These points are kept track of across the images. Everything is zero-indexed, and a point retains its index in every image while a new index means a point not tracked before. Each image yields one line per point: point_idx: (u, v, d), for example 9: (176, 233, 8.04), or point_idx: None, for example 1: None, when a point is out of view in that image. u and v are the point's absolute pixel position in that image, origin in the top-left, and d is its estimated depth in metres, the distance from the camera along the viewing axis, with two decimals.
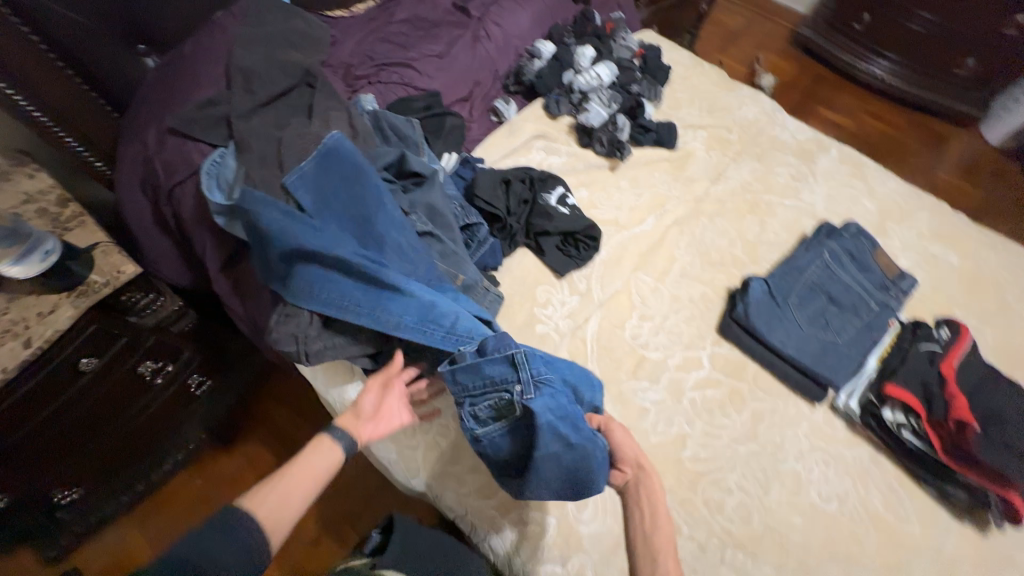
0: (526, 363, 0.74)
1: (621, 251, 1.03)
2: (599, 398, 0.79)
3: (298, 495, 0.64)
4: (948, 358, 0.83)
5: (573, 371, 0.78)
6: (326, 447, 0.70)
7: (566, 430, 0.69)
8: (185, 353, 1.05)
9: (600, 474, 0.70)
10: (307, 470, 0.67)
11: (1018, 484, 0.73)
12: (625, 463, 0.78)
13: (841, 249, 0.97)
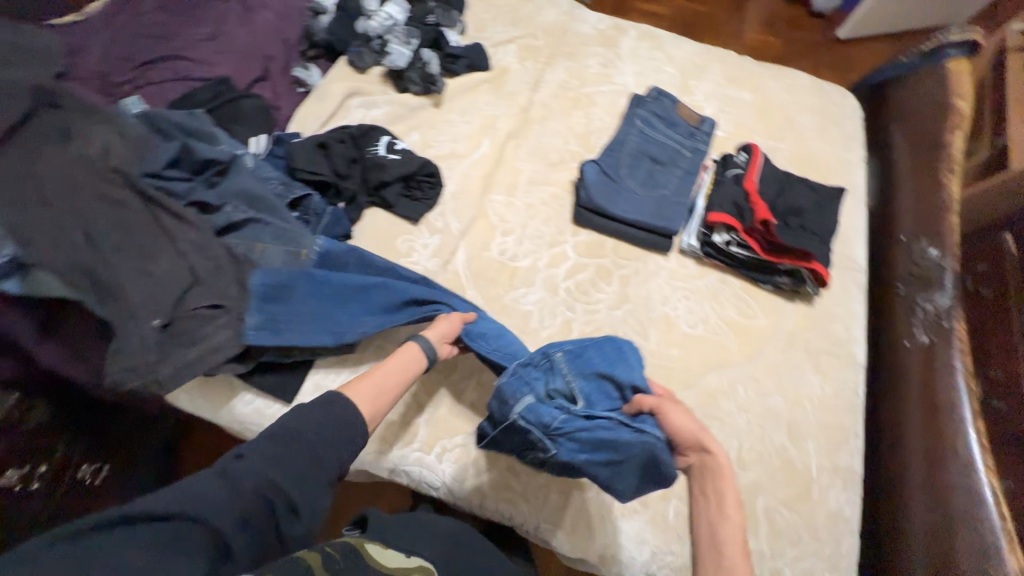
0: (555, 372, 0.77)
1: (468, 179, 1.06)
2: (638, 377, 0.76)
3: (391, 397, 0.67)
4: (747, 175, 0.98)
5: (601, 356, 0.78)
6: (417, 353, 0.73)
7: (616, 425, 0.70)
8: (66, 447, 0.80)
9: (669, 461, 0.66)
10: (400, 369, 0.70)
11: (813, 253, 0.91)
12: (686, 448, 0.69)
13: (650, 114, 1.08)
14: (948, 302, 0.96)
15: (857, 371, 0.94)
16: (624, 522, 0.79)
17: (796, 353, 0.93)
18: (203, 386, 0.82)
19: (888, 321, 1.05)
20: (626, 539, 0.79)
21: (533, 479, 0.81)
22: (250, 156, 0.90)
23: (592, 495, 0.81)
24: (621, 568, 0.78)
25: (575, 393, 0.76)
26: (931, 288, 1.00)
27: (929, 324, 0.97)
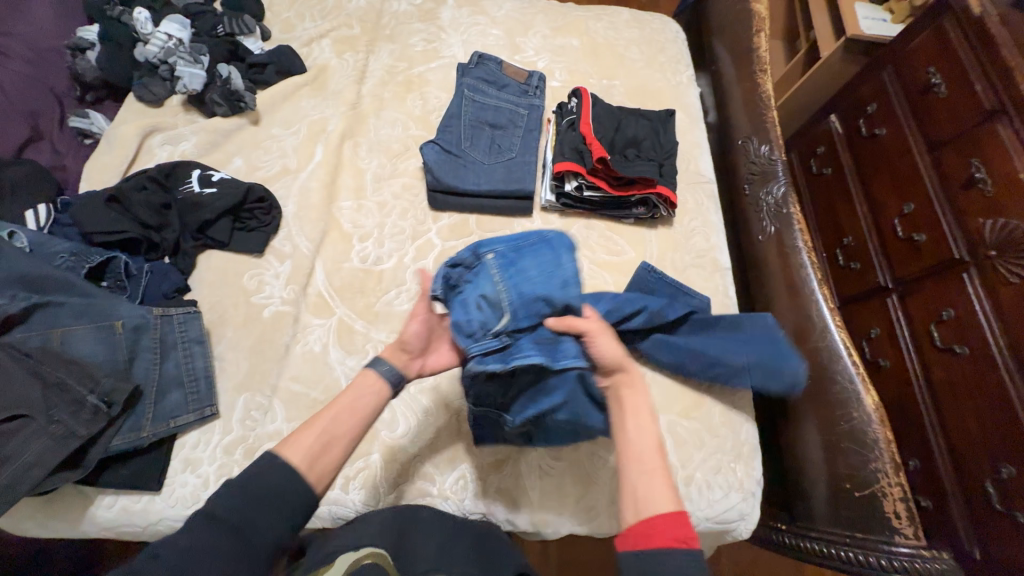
0: (487, 308, 0.66)
1: (309, 193, 0.98)
2: (570, 293, 0.66)
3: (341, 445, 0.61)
4: (580, 118, 0.99)
5: (540, 269, 0.68)
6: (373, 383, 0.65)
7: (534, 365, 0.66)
8: None
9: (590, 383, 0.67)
10: (359, 399, 0.64)
11: (655, 178, 0.95)
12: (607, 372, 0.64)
13: (478, 81, 1.06)
14: (783, 190, 1.04)
15: (723, 275, 1.00)
16: (543, 486, 0.80)
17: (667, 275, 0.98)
18: (48, 505, 0.71)
19: (743, 221, 1.12)
20: (548, 502, 0.79)
21: (446, 475, 0.79)
22: (18, 234, 0.77)
23: (506, 472, 0.80)
24: (557, 520, 0.79)
25: (502, 306, 0.66)
26: (767, 182, 1.07)
27: (773, 213, 1.05)
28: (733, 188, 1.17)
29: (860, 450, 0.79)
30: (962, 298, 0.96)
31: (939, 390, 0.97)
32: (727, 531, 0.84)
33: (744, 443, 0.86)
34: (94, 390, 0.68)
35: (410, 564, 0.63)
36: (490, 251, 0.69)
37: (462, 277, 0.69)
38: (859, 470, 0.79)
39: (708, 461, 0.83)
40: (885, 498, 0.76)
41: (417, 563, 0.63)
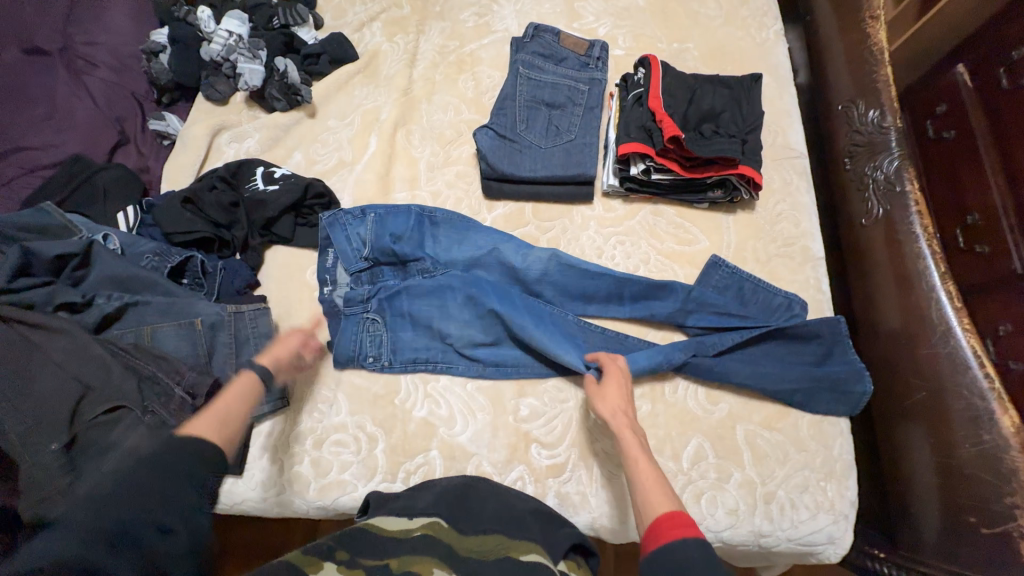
0: (359, 244, 0.89)
1: (365, 186, 0.97)
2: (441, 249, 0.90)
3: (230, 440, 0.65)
4: (649, 92, 0.88)
5: (399, 221, 0.90)
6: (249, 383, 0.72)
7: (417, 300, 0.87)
8: None
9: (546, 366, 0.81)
10: (235, 402, 0.69)
11: (737, 157, 0.83)
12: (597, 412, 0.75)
13: (534, 56, 0.98)
14: (896, 164, 0.88)
15: (816, 266, 0.87)
16: (606, 492, 0.76)
17: (747, 267, 0.87)
18: None
19: (841, 202, 0.97)
20: (611, 509, 0.76)
21: (506, 476, 0.77)
22: (112, 237, 0.85)
23: (567, 477, 0.77)
24: (615, 530, 0.75)
25: (368, 242, 0.89)
26: (876, 154, 0.91)
27: (882, 192, 0.88)
28: (830, 161, 1.01)
29: (991, 479, 0.67)
30: None
31: None
32: (812, 553, 0.76)
33: (838, 458, 0.76)
34: (180, 384, 0.75)
35: (470, 528, 0.62)
36: (372, 211, 0.91)
37: (347, 224, 0.89)
38: (987, 502, 0.67)
39: (793, 478, 0.75)
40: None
41: (474, 527, 0.62)
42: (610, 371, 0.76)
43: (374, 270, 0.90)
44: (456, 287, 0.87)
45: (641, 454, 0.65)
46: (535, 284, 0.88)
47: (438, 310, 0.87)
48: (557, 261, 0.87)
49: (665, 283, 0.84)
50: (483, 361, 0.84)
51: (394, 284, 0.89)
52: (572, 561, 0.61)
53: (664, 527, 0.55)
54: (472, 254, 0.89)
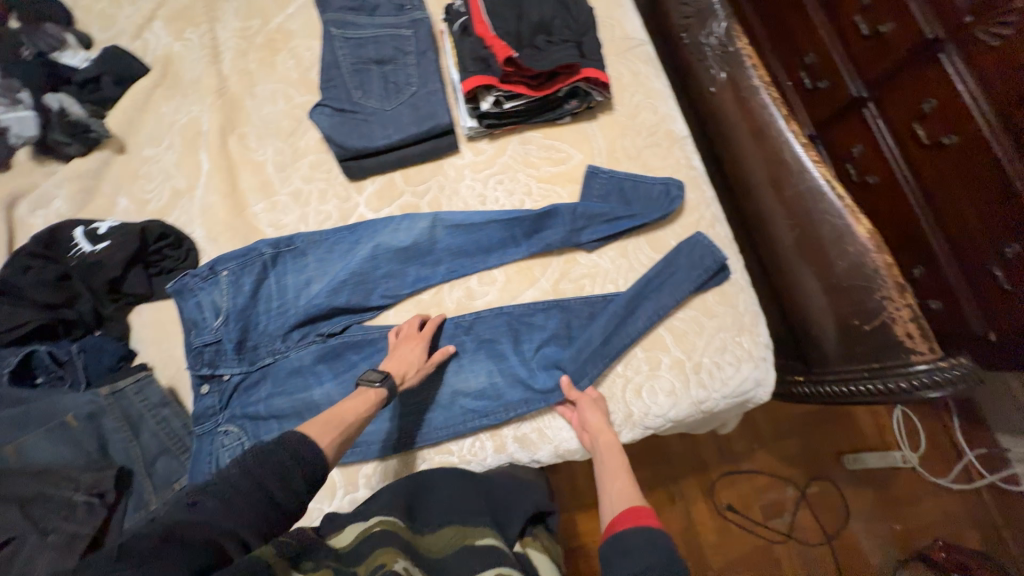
0: (222, 317, 0.80)
1: (213, 209, 0.87)
2: (314, 281, 0.83)
3: (333, 437, 0.60)
4: (472, 19, 0.83)
5: (263, 267, 0.82)
6: (374, 396, 0.68)
7: (292, 382, 0.79)
8: None
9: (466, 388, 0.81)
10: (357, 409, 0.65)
11: (577, 61, 0.81)
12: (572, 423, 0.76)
13: (344, 12, 0.88)
14: (724, 25, 0.93)
15: (682, 146, 0.90)
16: (557, 419, 0.79)
17: (622, 167, 0.88)
18: None
19: (690, 77, 0.99)
20: (567, 432, 0.79)
21: (463, 443, 0.79)
22: None
23: (519, 421, 0.80)
24: (575, 450, 0.79)
25: (232, 308, 0.80)
26: (706, 23, 0.95)
27: (719, 57, 0.93)
28: (670, 42, 1.03)
29: (862, 284, 0.76)
30: (940, 82, 0.96)
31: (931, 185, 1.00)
32: (746, 400, 0.84)
33: (746, 311, 0.83)
34: (78, 488, 0.66)
35: (428, 521, 0.65)
36: (224, 268, 0.81)
37: (199, 291, 0.80)
38: (863, 303, 0.76)
39: (714, 343, 0.81)
40: (895, 323, 0.74)
41: (433, 520, 0.65)
42: (580, 400, 0.76)
43: (247, 345, 0.80)
44: (336, 343, 0.81)
45: (615, 455, 0.70)
46: (430, 254, 0.84)
47: (321, 373, 0.80)
48: (439, 226, 0.84)
49: (551, 209, 0.83)
50: (388, 417, 0.79)
51: (271, 357, 0.81)
52: (528, 538, 0.68)
53: (630, 518, 0.60)
54: (351, 263, 0.83)
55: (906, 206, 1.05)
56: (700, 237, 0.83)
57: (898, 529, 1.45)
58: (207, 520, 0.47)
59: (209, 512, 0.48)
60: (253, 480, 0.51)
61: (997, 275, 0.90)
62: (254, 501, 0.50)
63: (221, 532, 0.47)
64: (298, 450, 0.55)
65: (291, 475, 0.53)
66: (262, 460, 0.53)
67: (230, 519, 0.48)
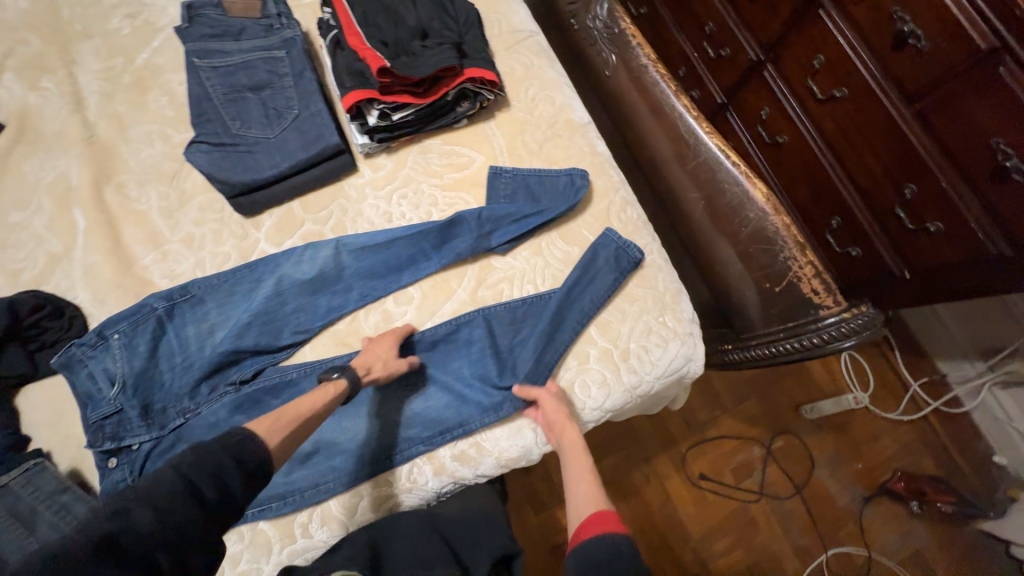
0: (118, 384, 0.73)
1: (96, 269, 0.80)
2: (219, 330, 0.78)
3: (284, 432, 0.60)
4: (343, 31, 0.80)
5: (162, 324, 0.77)
6: (333, 388, 0.67)
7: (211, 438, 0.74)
8: None
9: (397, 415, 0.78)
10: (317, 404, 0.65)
11: (457, 63, 0.79)
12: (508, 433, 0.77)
13: (206, 39, 0.82)
14: (606, 7, 0.93)
15: (583, 134, 0.90)
16: (496, 430, 0.77)
17: (525, 163, 0.87)
18: None
19: (585, 64, 0.99)
20: (507, 441, 0.77)
21: (400, 471, 0.76)
22: None
23: (454, 439, 0.77)
24: (518, 459, 0.78)
25: (128, 374, 0.73)
26: (590, 6, 0.95)
27: (608, 39, 0.93)
28: (562, 31, 1.02)
29: (767, 249, 0.78)
30: (825, 38, 1.00)
31: (834, 139, 1.06)
32: (680, 377, 0.84)
33: (665, 290, 0.84)
34: None
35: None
36: (113, 332, 0.74)
37: (87, 361, 0.73)
38: (772, 267, 0.78)
39: (639, 326, 0.81)
40: (801, 281, 0.76)
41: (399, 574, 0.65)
42: (541, 399, 0.73)
43: (152, 409, 0.74)
44: (251, 391, 0.76)
45: (578, 456, 0.68)
46: (340, 281, 0.80)
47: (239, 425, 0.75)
48: (343, 251, 0.81)
49: (455, 217, 0.81)
50: (319, 458, 0.76)
51: (181, 417, 0.75)
52: None
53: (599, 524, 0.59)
54: (255, 304, 0.78)
55: (817, 162, 1.11)
56: (608, 235, 0.83)
57: (860, 468, 1.46)
58: (136, 530, 0.46)
59: (140, 521, 0.47)
60: (187, 485, 0.50)
61: (900, 215, 0.98)
62: (188, 507, 0.49)
63: (153, 545, 0.46)
64: (239, 452, 0.54)
65: (228, 478, 0.53)
66: (198, 463, 0.52)
67: (170, 526, 0.48)
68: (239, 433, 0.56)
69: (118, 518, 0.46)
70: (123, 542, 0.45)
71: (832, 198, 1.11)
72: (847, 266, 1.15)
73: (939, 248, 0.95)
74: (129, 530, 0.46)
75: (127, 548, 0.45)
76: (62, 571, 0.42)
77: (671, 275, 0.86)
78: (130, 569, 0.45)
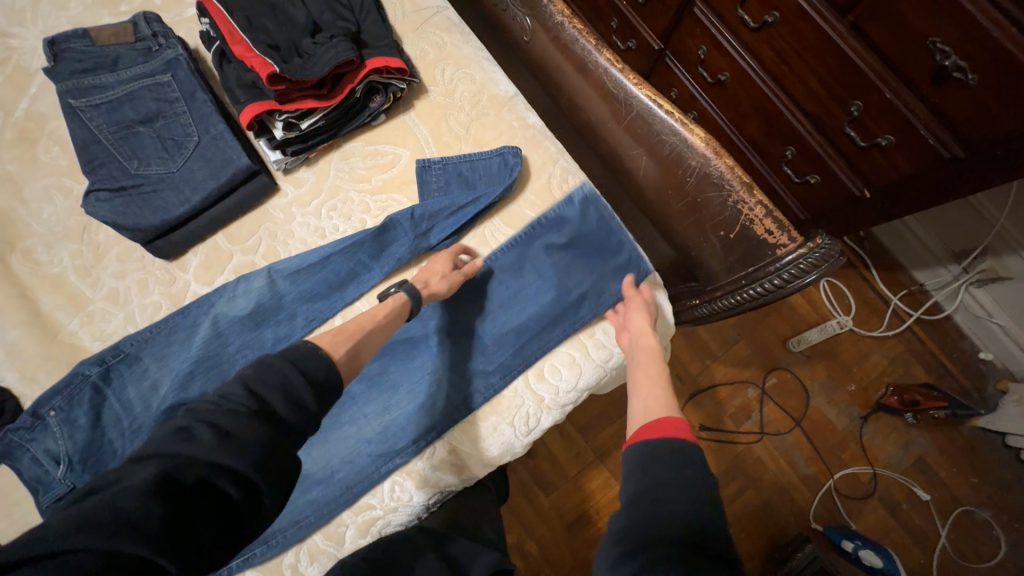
0: (63, 463, 0.68)
1: (16, 347, 0.74)
2: (164, 384, 0.73)
3: (346, 347, 0.61)
4: (226, 41, 0.73)
5: (102, 390, 0.72)
6: (393, 300, 0.69)
7: None
8: None
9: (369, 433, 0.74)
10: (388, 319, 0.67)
11: (355, 55, 0.72)
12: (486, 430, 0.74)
13: (77, 76, 0.75)
14: None
15: (512, 107, 0.85)
16: (474, 431, 0.74)
17: (456, 149, 0.82)
18: None
19: (503, 32, 0.93)
20: (488, 441, 0.74)
21: (381, 491, 0.72)
22: None
23: (431, 447, 0.73)
24: (503, 457, 0.75)
25: (73, 450, 0.69)
26: None
27: (519, 1, 0.87)
28: (474, 0, 0.96)
29: (715, 194, 0.73)
30: None
31: (774, 68, 1.02)
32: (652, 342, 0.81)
33: (626, 255, 0.79)
34: None
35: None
36: (48, 409, 0.70)
37: (27, 445, 0.69)
38: (722, 213, 0.74)
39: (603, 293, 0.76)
40: (753, 223, 0.71)
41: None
42: (633, 301, 0.75)
43: None
44: None
45: (654, 363, 0.68)
46: (283, 309, 0.76)
47: None
48: (276, 278, 0.76)
49: (386, 221, 0.76)
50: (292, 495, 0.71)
51: None
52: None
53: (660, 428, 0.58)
54: (193, 351, 0.73)
55: (761, 94, 1.07)
56: (585, 192, 0.80)
57: (853, 389, 1.47)
58: (194, 459, 0.44)
59: (204, 448, 0.45)
60: (257, 399, 0.49)
61: (851, 134, 0.95)
62: (255, 427, 0.47)
63: (211, 472, 0.44)
64: (301, 365, 0.54)
65: (296, 394, 0.52)
66: (264, 378, 0.51)
67: (230, 449, 0.45)
68: (301, 347, 0.56)
69: (182, 444, 0.45)
70: (180, 477, 0.43)
71: (783, 129, 1.07)
72: (810, 196, 1.12)
73: (894, 160, 0.92)
74: (187, 461, 0.44)
75: (188, 482, 0.43)
76: (118, 515, 0.39)
77: (628, 235, 0.81)
78: (190, 504, 0.42)
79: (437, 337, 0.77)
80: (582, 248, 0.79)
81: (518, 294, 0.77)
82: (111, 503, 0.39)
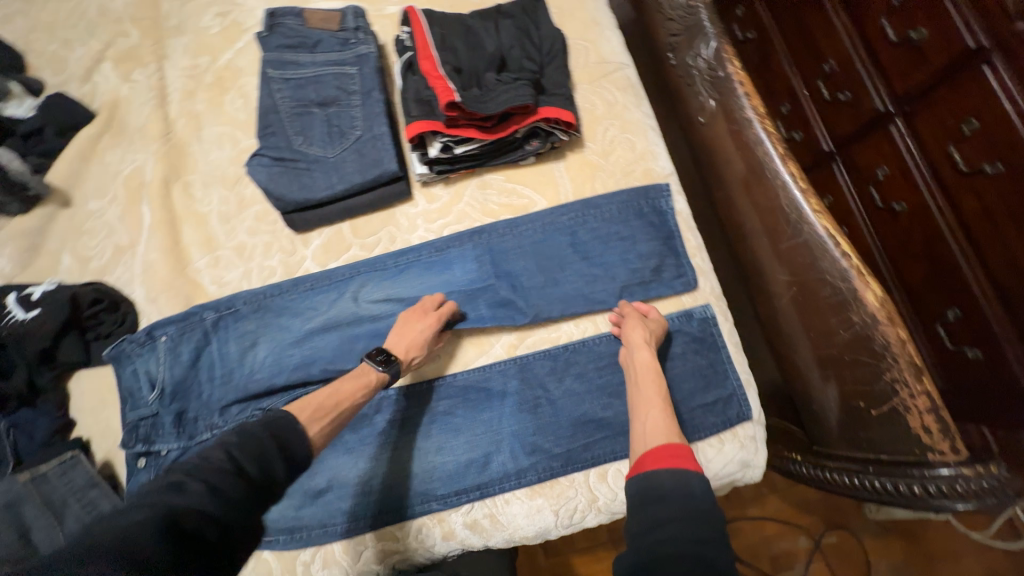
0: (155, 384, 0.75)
1: (153, 268, 0.82)
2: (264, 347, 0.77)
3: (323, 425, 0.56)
4: (417, 54, 0.75)
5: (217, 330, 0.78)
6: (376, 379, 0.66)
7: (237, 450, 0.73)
8: None
9: (419, 466, 0.72)
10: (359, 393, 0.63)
11: (531, 102, 0.71)
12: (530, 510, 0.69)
13: (281, 50, 0.81)
14: (712, 46, 0.80)
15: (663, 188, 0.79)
16: (517, 505, 0.70)
17: (592, 213, 0.78)
18: None
19: (680, 104, 0.89)
20: (526, 520, 0.69)
21: (409, 529, 0.69)
22: None
23: (470, 503, 0.70)
24: (537, 537, 0.71)
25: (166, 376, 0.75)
26: (693, 42, 0.83)
27: (708, 81, 0.81)
28: (660, 65, 0.93)
29: (868, 360, 0.63)
30: (985, 99, 0.80)
31: (972, 220, 0.85)
32: (732, 483, 0.72)
33: (734, 386, 0.72)
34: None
35: None
36: (163, 333, 0.76)
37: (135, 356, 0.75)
38: (870, 384, 0.64)
39: (694, 419, 0.70)
40: (909, 412, 0.60)
41: None
42: (632, 320, 0.71)
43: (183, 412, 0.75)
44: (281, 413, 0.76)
45: (653, 384, 0.66)
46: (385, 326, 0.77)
47: None
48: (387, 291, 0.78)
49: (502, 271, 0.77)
50: (327, 493, 0.71)
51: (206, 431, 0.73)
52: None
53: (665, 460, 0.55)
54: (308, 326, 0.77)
55: (942, 241, 0.90)
56: (708, 312, 0.75)
57: None
58: (190, 507, 0.41)
59: (195, 498, 0.42)
60: (233, 464, 0.46)
61: None
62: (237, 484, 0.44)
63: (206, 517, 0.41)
64: (278, 430, 0.51)
65: (271, 466, 0.48)
66: (244, 444, 0.48)
67: (217, 505, 0.42)
68: (279, 417, 0.53)
69: (175, 495, 0.41)
70: (182, 523, 0.40)
71: (955, 285, 0.89)
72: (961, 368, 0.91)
73: None
74: (187, 509, 0.41)
75: (189, 529, 0.40)
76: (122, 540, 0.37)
77: (741, 365, 0.74)
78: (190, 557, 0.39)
79: (513, 395, 0.74)
80: (689, 367, 0.72)
81: (610, 389, 0.74)
82: (119, 535, 0.37)
